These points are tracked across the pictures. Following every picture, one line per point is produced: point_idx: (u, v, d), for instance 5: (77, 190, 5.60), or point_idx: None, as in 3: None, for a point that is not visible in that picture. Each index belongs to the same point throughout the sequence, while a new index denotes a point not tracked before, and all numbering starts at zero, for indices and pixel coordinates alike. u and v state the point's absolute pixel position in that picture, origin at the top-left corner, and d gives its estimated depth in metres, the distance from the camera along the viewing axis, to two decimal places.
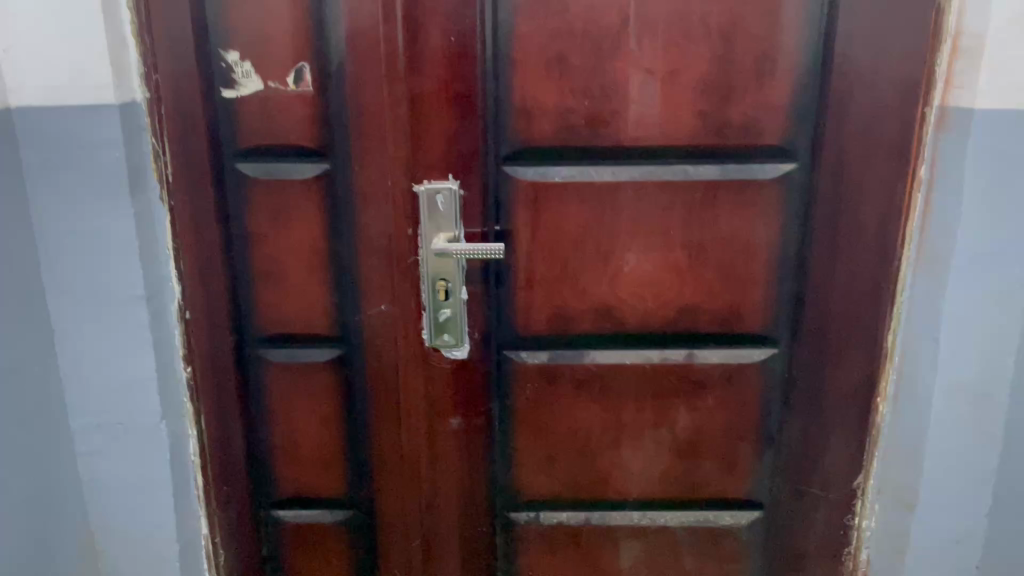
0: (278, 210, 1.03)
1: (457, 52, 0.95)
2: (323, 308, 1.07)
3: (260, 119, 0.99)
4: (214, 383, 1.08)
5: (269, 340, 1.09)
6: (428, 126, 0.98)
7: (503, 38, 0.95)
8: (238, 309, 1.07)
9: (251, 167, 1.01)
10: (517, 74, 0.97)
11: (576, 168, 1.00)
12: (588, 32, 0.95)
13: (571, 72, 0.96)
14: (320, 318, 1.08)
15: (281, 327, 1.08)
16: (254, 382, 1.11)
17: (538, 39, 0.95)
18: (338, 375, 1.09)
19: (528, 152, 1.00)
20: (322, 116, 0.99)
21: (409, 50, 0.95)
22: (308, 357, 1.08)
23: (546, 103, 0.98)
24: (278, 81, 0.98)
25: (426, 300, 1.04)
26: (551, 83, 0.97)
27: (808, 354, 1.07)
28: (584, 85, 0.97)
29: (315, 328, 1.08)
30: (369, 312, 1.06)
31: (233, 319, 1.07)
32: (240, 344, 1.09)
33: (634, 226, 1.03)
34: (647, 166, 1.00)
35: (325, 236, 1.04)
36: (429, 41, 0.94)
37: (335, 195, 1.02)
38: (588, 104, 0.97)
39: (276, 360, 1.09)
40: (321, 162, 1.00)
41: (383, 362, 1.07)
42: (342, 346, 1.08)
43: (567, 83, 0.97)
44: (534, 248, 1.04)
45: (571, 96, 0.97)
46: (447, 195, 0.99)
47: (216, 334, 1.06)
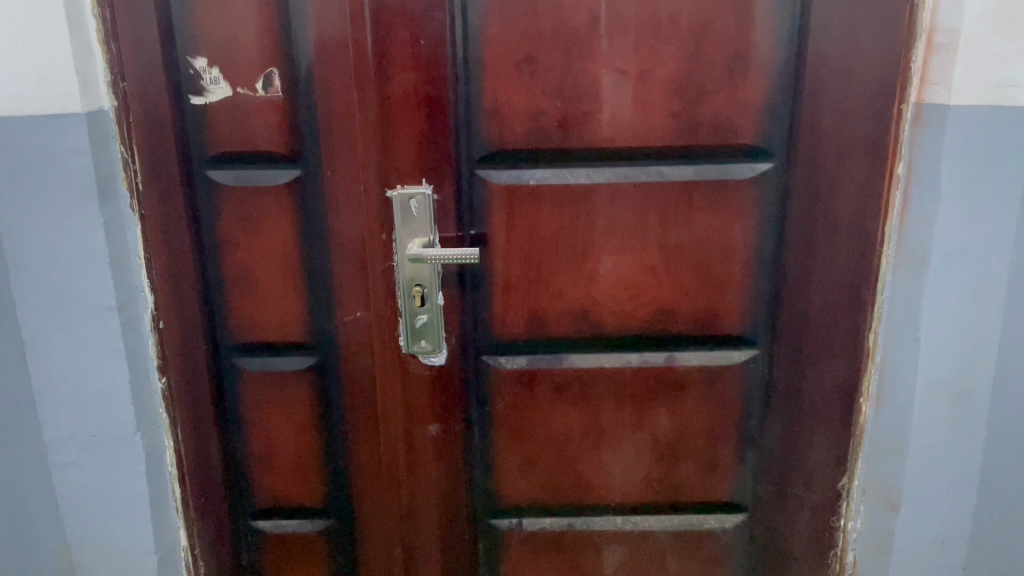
0: (249, 217, 1.02)
1: (427, 54, 0.94)
2: (298, 316, 1.06)
3: (229, 126, 0.98)
4: (189, 392, 1.07)
5: (244, 348, 1.08)
6: (400, 130, 0.97)
7: (473, 40, 0.94)
8: (211, 317, 1.06)
9: (222, 174, 1.00)
10: (488, 76, 0.96)
11: (550, 171, 0.99)
12: (558, 33, 0.94)
13: (542, 73, 0.95)
14: (294, 325, 1.06)
15: (255, 335, 1.07)
16: (229, 390, 1.10)
17: (507, 41, 0.94)
18: (314, 382, 1.09)
19: (501, 155, 0.99)
20: (291, 122, 0.98)
21: (378, 54, 0.94)
22: (283, 365, 1.08)
23: (518, 105, 0.97)
24: (247, 87, 0.97)
25: (403, 305, 1.03)
26: (522, 85, 0.96)
27: (788, 355, 1.07)
28: (556, 86, 0.96)
29: (290, 336, 1.07)
30: (344, 319, 1.05)
31: (206, 327, 1.06)
32: (215, 353, 1.08)
33: (610, 228, 1.01)
34: (621, 167, 0.99)
35: (297, 243, 1.03)
36: (398, 44, 0.93)
37: (307, 201, 1.01)
38: (560, 105, 0.96)
39: (250, 368, 1.08)
40: (292, 168, 0.99)
41: (359, 368, 1.07)
42: (318, 353, 1.07)
43: (539, 84, 0.96)
44: (510, 252, 1.03)
45: (543, 97, 0.96)
46: (421, 200, 0.99)
47: (190, 343, 1.05)
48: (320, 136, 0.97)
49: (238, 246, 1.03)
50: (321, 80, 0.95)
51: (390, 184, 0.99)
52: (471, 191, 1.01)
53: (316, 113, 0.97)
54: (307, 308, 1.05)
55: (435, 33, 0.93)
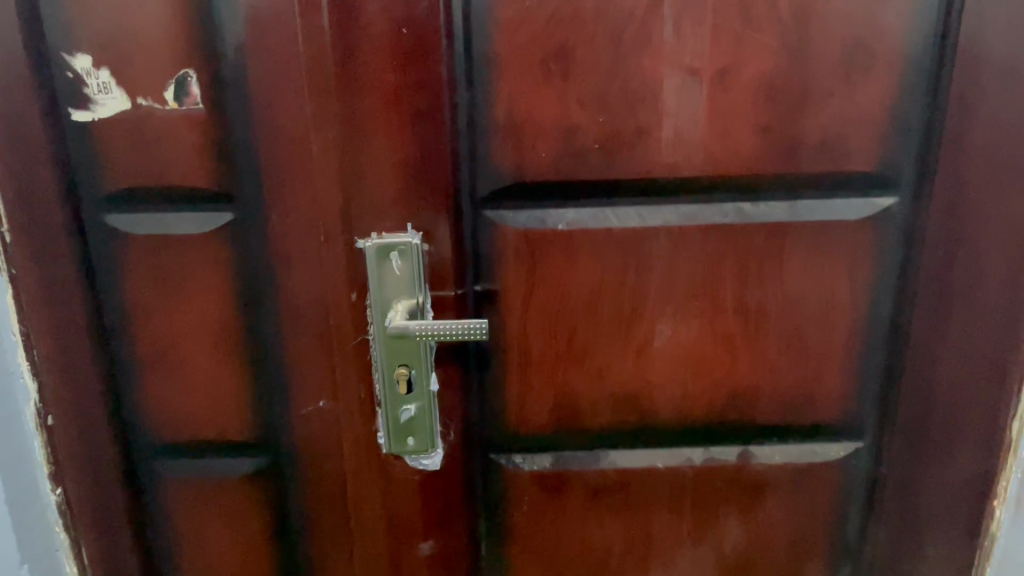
0: (166, 278, 0.72)
1: (412, 50, 0.65)
2: (239, 406, 0.77)
3: (129, 152, 0.68)
4: (95, 510, 0.78)
5: (171, 451, 0.79)
6: (374, 155, 0.68)
7: (478, 26, 0.65)
8: (121, 408, 0.77)
9: (127, 221, 0.70)
10: (500, 78, 0.66)
11: (587, 211, 0.71)
12: (603, 14, 0.64)
13: (579, 73, 0.66)
14: (236, 418, 0.78)
15: (183, 433, 0.78)
16: (152, 503, 0.81)
17: (528, 28, 0.64)
18: (265, 493, 0.80)
19: (517, 191, 0.70)
20: (219, 146, 0.68)
21: (342, 49, 0.65)
22: (223, 471, 0.79)
23: (542, 119, 0.67)
24: (152, 97, 0.67)
25: (383, 393, 0.75)
26: (549, 90, 0.66)
27: (902, 448, 0.78)
28: (598, 92, 0.66)
29: (231, 432, 0.78)
30: (304, 413, 0.77)
31: (115, 425, 0.77)
32: (131, 456, 0.79)
33: (668, 287, 0.73)
34: (686, 206, 0.71)
35: (236, 309, 0.74)
36: (370, 34, 0.65)
37: (247, 253, 0.72)
38: (603, 120, 0.67)
39: (179, 475, 0.79)
40: (221, 211, 0.70)
41: (327, 474, 0.79)
42: (270, 454, 0.79)
43: (573, 90, 0.66)
44: (530, 319, 0.74)
45: (579, 108, 0.67)
46: (406, 253, 0.71)
47: (93, 446, 0.76)
48: (262, 165, 0.69)
49: (153, 316, 0.74)
50: (260, 86, 0.66)
51: (362, 230, 0.71)
52: (476, 238, 0.72)
53: (255, 133, 0.68)
54: (253, 395, 0.77)
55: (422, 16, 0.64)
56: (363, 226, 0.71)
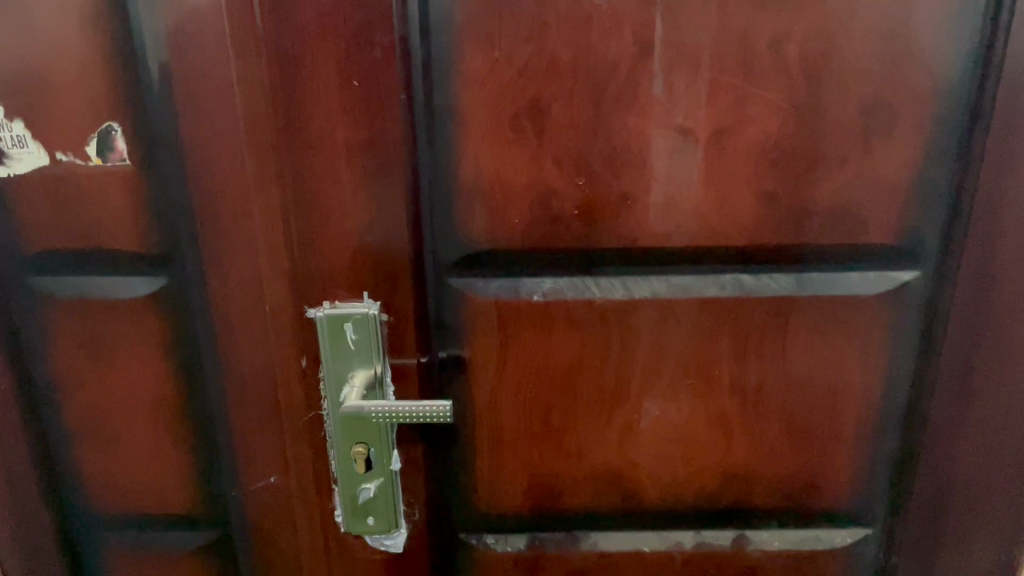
0: (98, 345, 0.66)
1: (365, 106, 0.57)
2: (182, 479, 0.71)
3: (51, 211, 0.61)
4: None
5: (112, 524, 0.72)
6: (324, 218, 0.60)
7: (439, 78, 0.56)
8: (57, 480, 0.71)
9: (53, 284, 0.64)
10: (466, 137, 0.58)
11: (565, 281, 0.63)
12: (582, 68, 0.56)
13: (555, 133, 0.57)
14: (181, 492, 0.71)
15: (126, 506, 0.72)
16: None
17: (497, 81, 0.56)
18: (214, 567, 0.74)
19: (486, 257, 0.62)
20: (150, 205, 0.61)
21: (284, 102, 0.57)
22: (168, 545, 0.73)
23: (514, 182, 0.59)
24: (74, 152, 0.59)
25: (339, 471, 0.68)
26: (521, 150, 0.58)
27: (917, 541, 0.70)
28: (577, 154, 0.58)
29: (176, 505, 0.72)
30: (252, 488, 0.71)
31: (49, 496, 0.71)
32: (69, 530, 0.73)
33: (656, 364, 0.65)
34: (677, 277, 0.62)
35: (175, 379, 0.67)
36: (316, 86, 0.56)
37: (186, 320, 0.65)
38: (583, 183, 0.59)
39: (121, 548, 0.73)
40: (156, 274, 0.63)
41: (280, 549, 0.73)
42: (218, 528, 0.73)
43: (548, 150, 0.58)
44: (501, 394, 0.67)
45: (555, 171, 0.59)
46: (361, 324, 0.63)
47: (26, 520, 0.70)
48: (199, 227, 0.61)
49: (85, 385, 0.67)
50: (193, 142, 0.59)
51: (312, 299, 0.63)
52: (442, 308, 0.65)
53: (190, 192, 0.60)
54: (197, 467, 0.71)
55: (375, 67, 0.56)
56: (313, 294, 0.63)
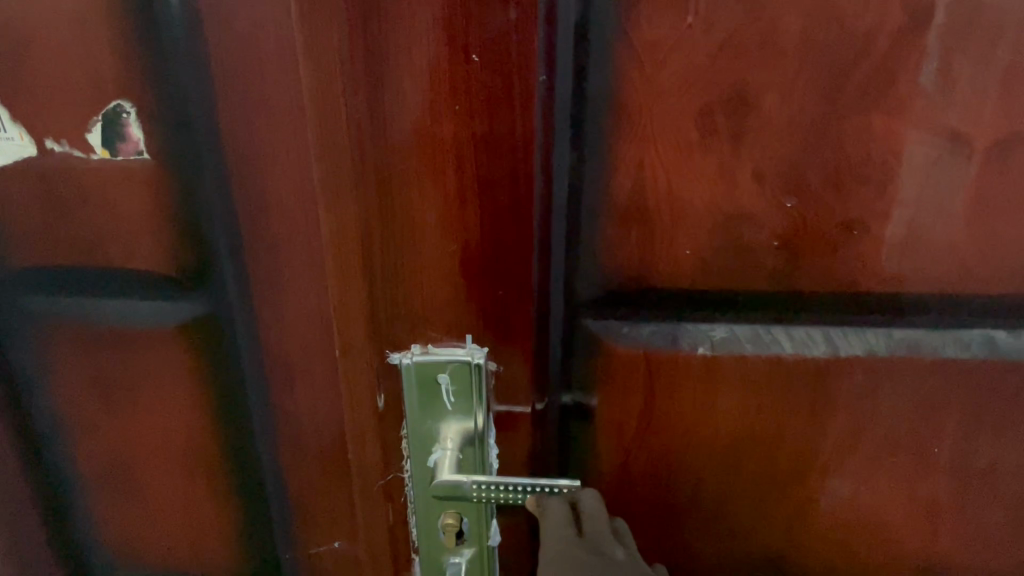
0: (110, 383, 0.50)
1: (487, 95, 0.38)
2: (223, 539, 0.56)
3: (46, 217, 0.45)
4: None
5: None
6: (416, 244, 0.42)
7: (598, 53, 0.38)
8: (67, 532, 0.57)
9: (49, 308, 0.48)
10: (629, 136, 0.40)
11: (746, 330, 0.45)
12: (816, 43, 0.37)
13: (763, 134, 0.39)
14: (218, 553, 0.57)
15: (151, 567, 0.58)
16: None
17: (684, 58, 0.38)
18: None
19: (637, 293, 0.45)
20: (177, 214, 0.44)
21: (368, 83, 0.38)
22: None
23: (690, 200, 0.41)
24: (71, 141, 0.43)
25: (422, 540, 0.52)
26: (707, 158, 0.40)
27: None
28: (789, 166, 0.40)
29: (213, 567, 0.58)
30: (312, 552, 0.57)
31: (56, 548, 0.57)
32: None
33: (852, 437, 0.48)
34: (903, 331, 0.44)
35: (213, 427, 0.52)
36: (416, 61, 0.38)
37: (226, 358, 0.49)
38: (792, 207, 0.41)
39: None
40: (186, 301, 0.47)
41: None
42: None
43: (748, 159, 0.40)
44: (637, 465, 0.50)
45: (754, 188, 0.41)
46: (461, 376, 0.46)
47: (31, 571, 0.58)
48: (246, 244, 0.45)
49: (96, 430, 0.52)
50: (235, 132, 0.41)
51: (396, 342, 0.46)
52: (570, 358, 0.47)
53: (231, 198, 0.44)
54: (242, 527, 0.56)
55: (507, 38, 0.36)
56: (396, 335, 0.46)
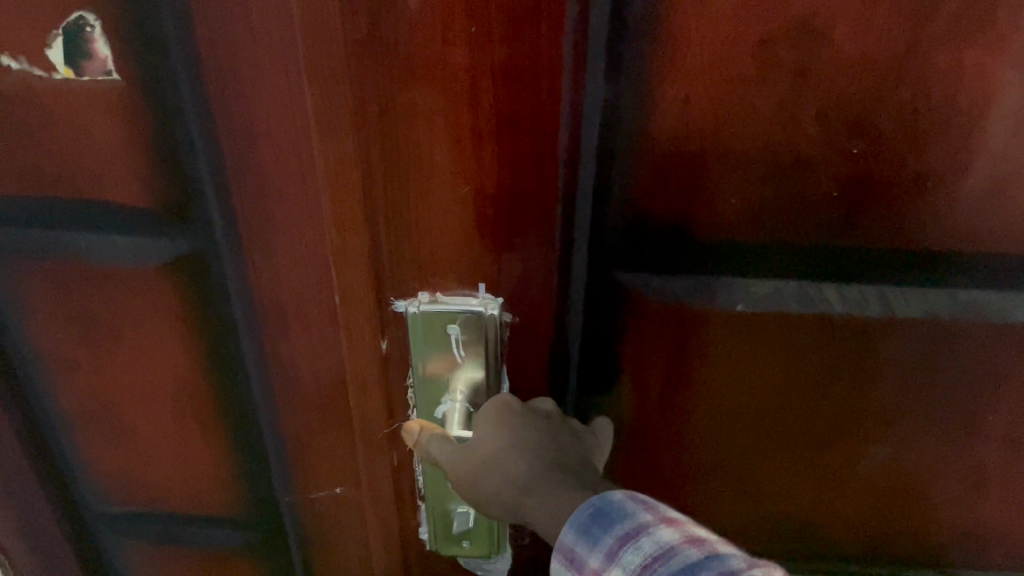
0: (91, 321, 0.46)
1: (511, 16, 0.32)
2: (220, 479, 0.54)
3: (7, 141, 0.40)
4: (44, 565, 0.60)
5: (132, 518, 0.57)
6: (424, 185, 0.37)
7: None
8: (56, 466, 0.54)
9: (20, 241, 0.44)
10: (672, 69, 0.34)
11: (791, 286, 0.40)
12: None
13: (831, 70, 0.33)
14: (215, 493, 0.54)
15: (145, 504, 0.55)
16: (115, 562, 0.61)
17: None
18: (262, 564, 0.59)
19: (673, 245, 0.40)
20: (152, 143, 0.39)
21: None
22: (203, 543, 0.58)
23: (741, 144, 0.36)
24: (28, 57, 0.37)
25: (430, 483, 0.49)
26: (764, 95, 0.34)
27: None
28: (858, 107, 0.34)
29: (210, 507, 0.55)
30: (313, 496, 0.53)
31: (51, 484, 0.55)
32: (79, 516, 0.57)
33: (902, 404, 0.44)
34: (969, 294, 0.40)
35: (203, 369, 0.48)
36: None
37: (214, 299, 0.45)
38: (857, 153, 0.36)
39: (145, 542, 0.58)
40: (169, 237, 0.43)
41: (342, 561, 0.57)
42: (267, 531, 0.57)
43: (813, 99, 0.34)
44: (661, 421, 0.47)
45: (816, 131, 0.35)
46: (473, 331, 0.42)
47: (21, 502, 0.56)
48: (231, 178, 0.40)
49: (80, 368, 0.49)
50: (216, 51, 0.36)
51: (401, 289, 0.41)
52: (594, 314, 0.43)
53: (212, 127, 0.38)
54: (239, 467, 0.53)
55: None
56: (401, 284, 0.41)
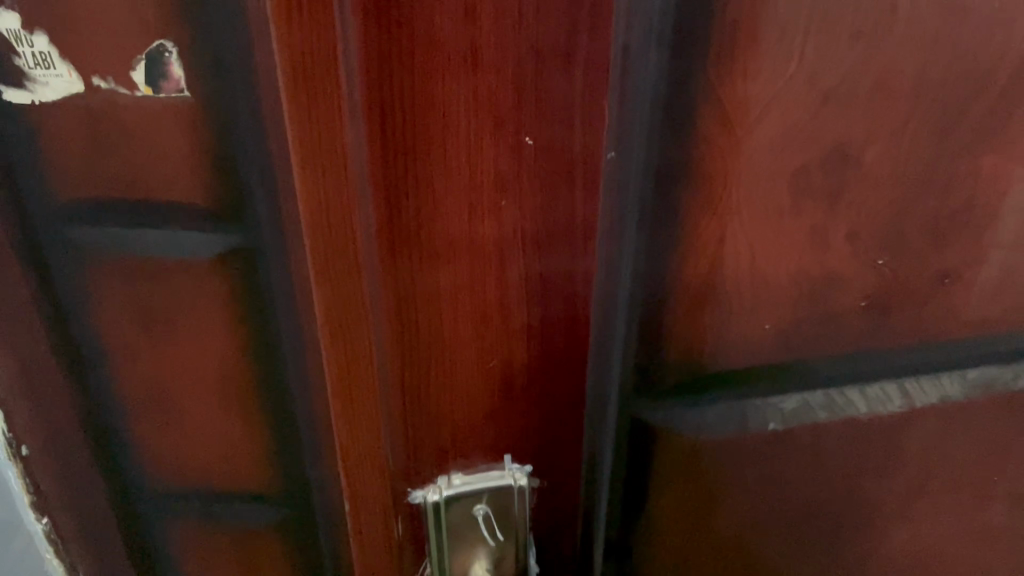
0: (153, 312, 0.50)
1: (548, 177, 0.30)
2: (258, 454, 0.57)
3: (90, 152, 0.43)
4: (93, 550, 0.59)
5: (176, 491, 0.59)
6: (444, 361, 0.35)
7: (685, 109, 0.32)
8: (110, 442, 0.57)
9: (92, 240, 0.47)
10: (709, 207, 0.35)
11: (819, 398, 0.42)
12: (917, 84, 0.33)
13: (858, 191, 0.36)
14: (251, 467, 0.58)
15: (189, 477, 0.59)
16: (157, 543, 0.63)
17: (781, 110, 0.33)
18: (292, 543, 0.62)
19: (702, 371, 0.41)
20: (215, 154, 0.42)
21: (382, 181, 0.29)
22: (239, 519, 0.61)
23: (774, 267, 0.38)
24: (115, 78, 0.41)
25: None
26: (799, 224, 0.36)
27: None
28: (877, 216, 0.36)
29: (246, 480, 0.59)
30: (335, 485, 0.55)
31: (102, 461, 0.57)
32: (127, 494, 0.60)
33: (921, 479, 0.47)
34: (985, 375, 0.43)
35: (251, 356, 0.52)
36: (449, 152, 0.29)
37: (261, 296, 0.48)
38: (882, 264, 0.38)
39: (187, 518, 0.61)
40: (223, 236, 0.45)
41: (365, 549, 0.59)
42: (299, 510, 0.59)
43: (846, 219, 0.36)
44: (693, 538, 0.47)
45: (845, 249, 0.37)
46: (500, 510, 0.40)
47: (80, 491, 0.57)
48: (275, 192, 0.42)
49: (138, 352, 0.52)
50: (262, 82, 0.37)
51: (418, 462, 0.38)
52: (629, 445, 0.43)
53: (266, 152, 0.40)
54: (274, 446, 0.56)
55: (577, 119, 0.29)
56: (421, 470, 0.38)
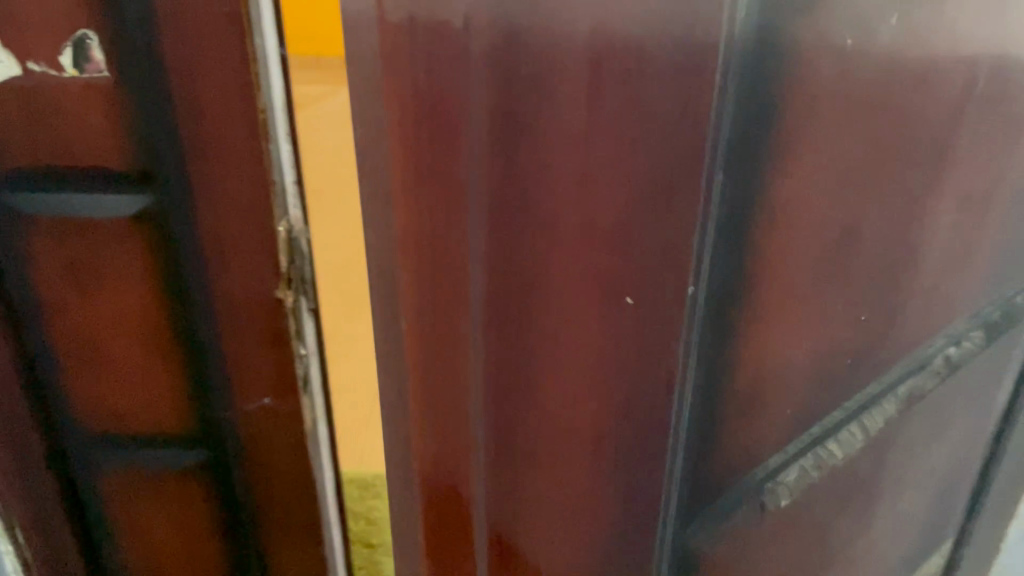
0: (84, 263, 0.54)
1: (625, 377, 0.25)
2: (178, 399, 0.60)
3: (23, 126, 0.49)
4: (44, 544, 0.59)
5: (105, 438, 0.61)
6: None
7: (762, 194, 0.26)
8: (41, 394, 0.57)
9: (27, 194, 0.50)
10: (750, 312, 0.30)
11: (812, 465, 0.39)
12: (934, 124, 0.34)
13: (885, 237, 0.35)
14: (173, 414, 0.60)
15: (121, 423, 0.60)
16: (85, 500, 0.63)
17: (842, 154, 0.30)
18: (217, 482, 0.64)
19: (707, 511, 0.33)
20: (135, 122, 0.49)
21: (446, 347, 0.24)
22: (166, 464, 0.62)
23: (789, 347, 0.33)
24: (44, 64, 0.47)
25: None
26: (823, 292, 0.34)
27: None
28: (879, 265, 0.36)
29: (168, 426, 0.61)
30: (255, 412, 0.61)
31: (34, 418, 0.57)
32: (57, 449, 0.60)
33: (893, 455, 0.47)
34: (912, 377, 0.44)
35: (170, 308, 0.56)
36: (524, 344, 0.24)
37: (180, 246, 0.53)
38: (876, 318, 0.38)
39: (115, 467, 0.62)
40: (142, 193, 0.51)
41: (282, 472, 0.65)
42: (222, 446, 0.63)
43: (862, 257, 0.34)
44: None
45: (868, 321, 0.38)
46: None
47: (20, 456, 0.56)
48: (192, 142, 0.50)
49: (67, 300, 0.55)
50: (186, 52, 0.47)
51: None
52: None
53: (180, 111, 0.49)
54: (193, 390, 0.60)
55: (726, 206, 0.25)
56: None
